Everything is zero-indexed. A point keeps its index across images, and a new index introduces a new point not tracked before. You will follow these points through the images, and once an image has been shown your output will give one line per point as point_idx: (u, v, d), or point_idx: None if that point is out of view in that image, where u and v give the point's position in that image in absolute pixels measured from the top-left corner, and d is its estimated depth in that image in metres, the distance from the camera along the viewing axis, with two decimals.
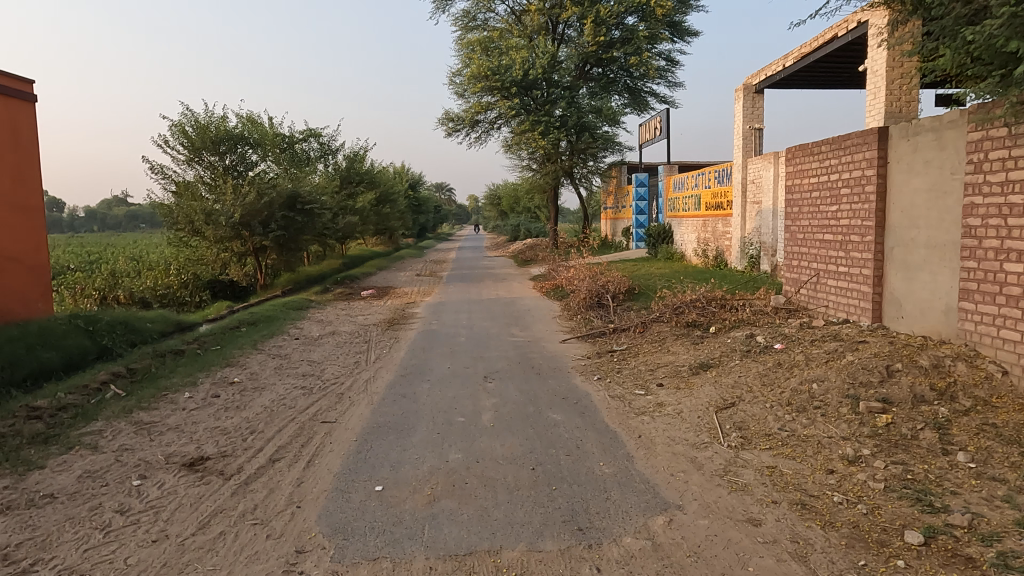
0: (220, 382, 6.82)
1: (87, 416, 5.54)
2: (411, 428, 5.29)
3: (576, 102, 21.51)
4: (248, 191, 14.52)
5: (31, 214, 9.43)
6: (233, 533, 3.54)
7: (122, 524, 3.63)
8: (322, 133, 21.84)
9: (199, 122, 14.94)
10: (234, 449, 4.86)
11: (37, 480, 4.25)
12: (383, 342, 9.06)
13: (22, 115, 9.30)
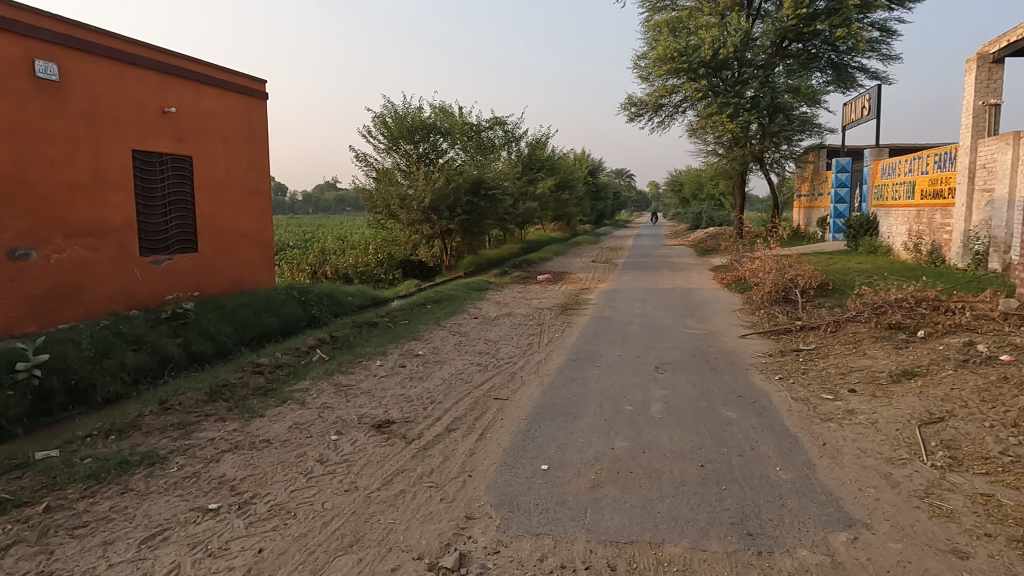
0: (407, 353, 7.42)
1: (298, 375, 6.33)
2: (579, 412, 5.35)
3: (770, 81, 20.06)
4: (438, 177, 15.51)
5: (260, 197, 10.90)
6: (411, 492, 3.85)
7: (321, 472, 4.10)
8: (507, 121, 22.61)
9: (398, 113, 16.23)
10: (415, 416, 5.26)
11: (258, 426, 4.95)
12: (556, 326, 9.23)
13: (256, 110, 10.76)
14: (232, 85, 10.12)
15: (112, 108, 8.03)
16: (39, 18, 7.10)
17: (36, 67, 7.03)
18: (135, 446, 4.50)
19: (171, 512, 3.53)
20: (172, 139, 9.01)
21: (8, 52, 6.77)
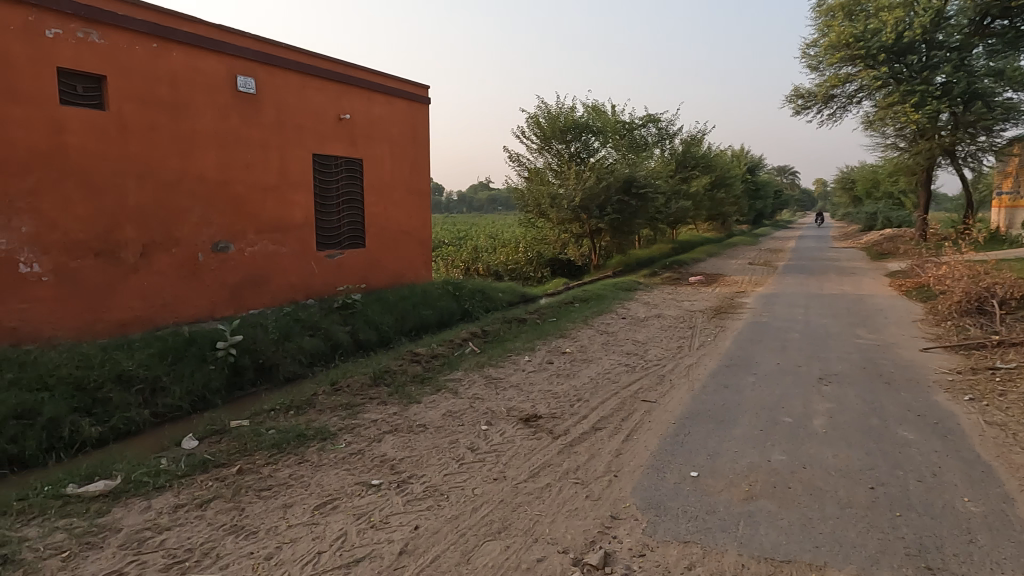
0: (555, 350, 7.50)
1: (452, 366, 6.64)
2: (732, 420, 5.11)
3: (967, 65, 17.79)
4: (589, 176, 15.50)
5: (420, 196, 11.54)
6: (557, 486, 3.90)
7: (472, 460, 4.28)
8: (661, 118, 22.07)
9: (551, 113, 16.46)
10: (562, 412, 5.32)
11: (415, 411, 5.26)
12: (708, 330, 8.88)
13: (419, 114, 11.41)
14: (398, 91, 10.81)
15: (297, 117, 8.92)
16: (241, 40, 8.07)
17: (238, 82, 8.00)
18: (310, 421, 4.97)
19: (340, 484, 3.87)
20: (345, 143, 9.81)
21: (217, 71, 7.76)
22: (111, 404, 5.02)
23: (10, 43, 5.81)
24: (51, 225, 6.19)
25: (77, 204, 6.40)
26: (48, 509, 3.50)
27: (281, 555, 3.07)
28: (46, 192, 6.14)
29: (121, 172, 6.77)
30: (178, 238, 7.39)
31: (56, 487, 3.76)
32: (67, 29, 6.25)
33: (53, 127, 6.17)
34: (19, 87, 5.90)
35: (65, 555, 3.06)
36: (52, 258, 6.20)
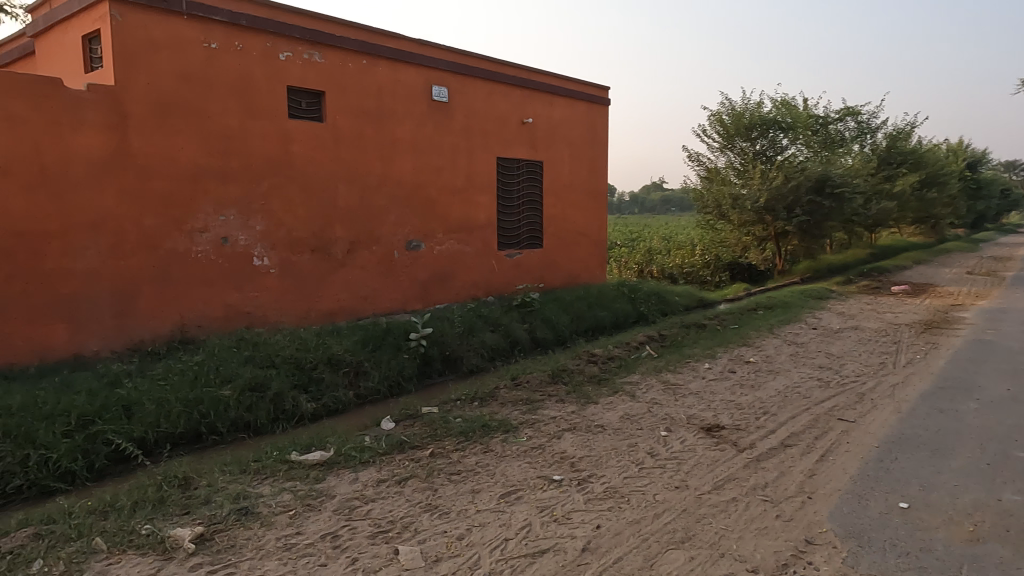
0: (737, 359, 7.15)
1: (629, 368, 6.59)
2: (950, 450, 4.52)
3: None
4: (776, 175, 14.50)
5: (598, 198, 11.58)
6: (744, 502, 3.71)
7: (652, 465, 4.21)
8: (862, 111, 20.03)
9: (736, 110, 15.71)
10: (747, 425, 5.05)
11: (593, 412, 5.30)
12: (917, 346, 7.93)
13: (598, 116, 11.45)
14: (579, 94, 10.94)
15: (484, 122, 9.37)
16: (437, 52, 8.65)
17: (433, 92, 8.59)
18: (493, 413, 5.21)
19: (523, 476, 4.01)
20: (527, 146, 10.13)
21: (415, 82, 8.39)
22: (323, 383, 5.63)
23: (252, 67, 6.75)
24: (279, 224, 7.09)
25: (299, 206, 7.27)
26: (276, 472, 4.03)
27: (471, 537, 3.26)
28: (276, 195, 7.05)
29: (334, 177, 7.57)
30: (378, 237, 8.10)
31: (283, 453, 4.30)
32: (296, 52, 7.12)
33: (282, 139, 7.07)
34: (258, 104, 6.83)
35: (291, 513, 3.50)
36: (278, 253, 7.10)
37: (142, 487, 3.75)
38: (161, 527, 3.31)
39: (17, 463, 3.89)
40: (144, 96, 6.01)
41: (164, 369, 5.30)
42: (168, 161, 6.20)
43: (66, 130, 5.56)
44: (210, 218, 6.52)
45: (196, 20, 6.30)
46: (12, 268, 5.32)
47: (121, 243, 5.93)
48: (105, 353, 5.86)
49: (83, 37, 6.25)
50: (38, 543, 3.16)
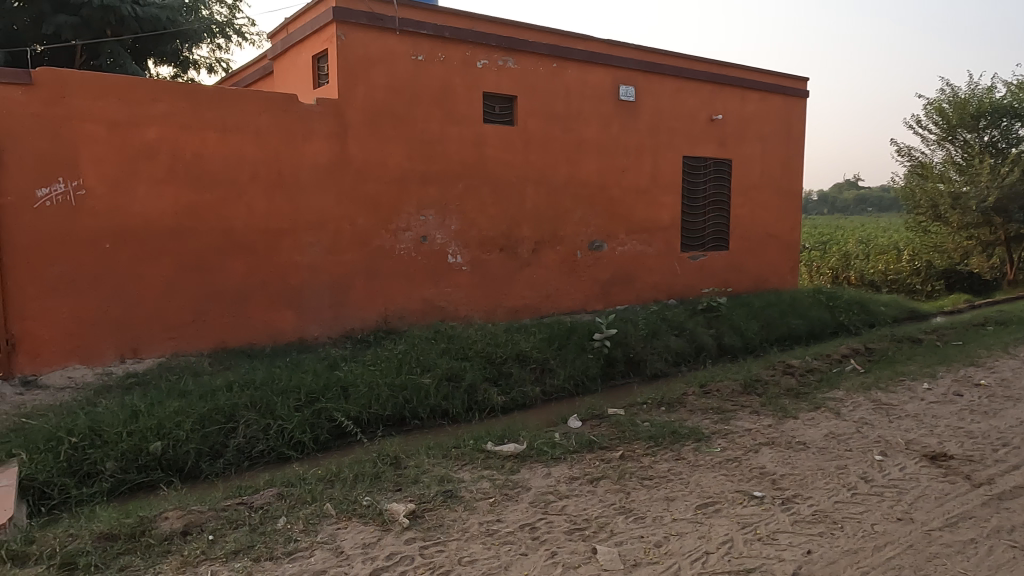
0: (964, 381, 6.27)
1: (831, 383, 6.06)
2: None
3: None
4: (1009, 170, 12.63)
5: (792, 197, 10.79)
6: (986, 545, 3.24)
7: (867, 492, 3.83)
8: None
9: (958, 97, 13.74)
10: (983, 457, 4.41)
11: (793, 427, 4.94)
12: None
13: (795, 109, 10.67)
14: (774, 87, 10.27)
15: (671, 121, 9.14)
16: (625, 51, 8.58)
17: (620, 91, 8.53)
18: (683, 420, 5.06)
19: (720, 488, 3.84)
20: (716, 144, 9.71)
21: (603, 82, 8.39)
22: (512, 378, 5.83)
23: (453, 76, 7.17)
24: (471, 223, 7.46)
25: (490, 206, 7.60)
26: (474, 460, 4.24)
27: (670, 545, 3.19)
28: (470, 196, 7.43)
29: (523, 179, 7.82)
30: (562, 237, 8.23)
31: (479, 443, 4.52)
32: (492, 59, 7.44)
33: (477, 143, 7.43)
34: (456, 111, 7.24)
35: (491, 500, 3.66)
36: (470, 251, 7.48)
37: (360, 462, 4.14)
38: (379, 500, 3.63)
39: (260, 430, 4.47)
40: (361, 107, 6.62)
41: (373, 356, 5.82)
42: (379, 166, 6.78)
43: (299, 140, 6.30)
44: (412, 218, 7.04)
45: (406, 35, 6.81)
46: (254, 261, 6.14)
47: (339, 240, 6.60)
48: (323, 338, 6.56)
49: (313, 57, 7.04)
50: (281, 502, 3.60)
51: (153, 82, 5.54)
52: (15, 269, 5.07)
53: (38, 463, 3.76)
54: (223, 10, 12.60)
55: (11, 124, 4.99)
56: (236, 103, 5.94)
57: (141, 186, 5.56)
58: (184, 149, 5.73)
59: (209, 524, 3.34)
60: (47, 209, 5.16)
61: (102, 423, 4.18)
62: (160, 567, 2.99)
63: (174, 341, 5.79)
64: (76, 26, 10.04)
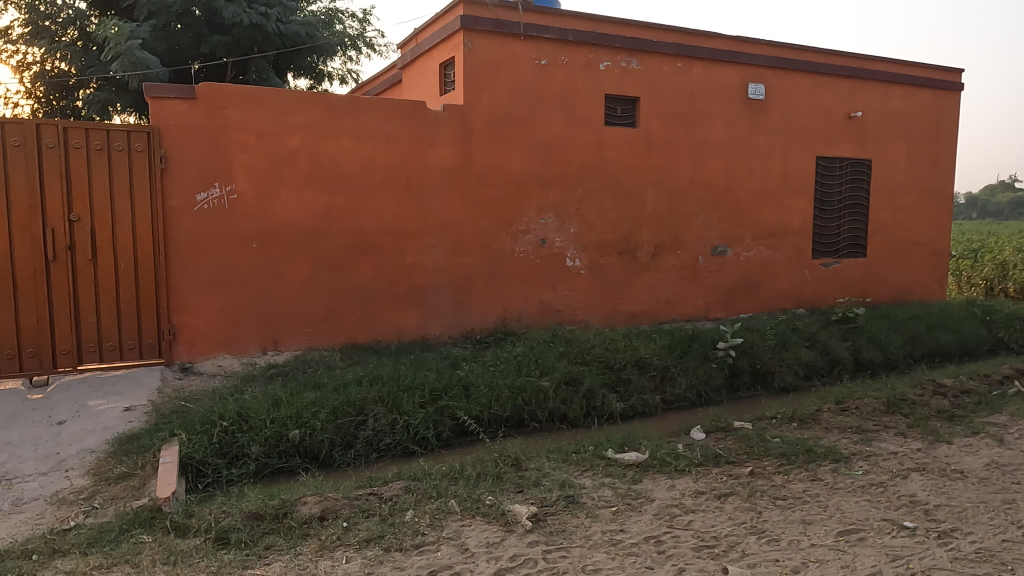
0: None
1: (991, 407, 5.45)
2: None
3: None
4: None
5: (941, 200, 9.84)
6: None
7: None
8: None
9: None
10: None
11: (946, 453, 4.48)
12: None
13: (947, 104, 9.73)
14: (923, 80, 9.42)
15: (804, 119, 8.62)
16: (754, 48, 8.20)
17: (749, 90, 8.15)
18: (817, 438, 4.73)
19: (864, 515, 3.55)
20: (853, 143, 9.05)
21: (730, 81, 8.06)
22: (631, 384, 5.70)
23: (575, 78, 7.15)
24: (590, 227, 7.40)
25: (609, 210, 7.50)
26: (595, 466, 4.19)
27: (809, 572, 2.98)
28: (589, 200, 7.37)
29: (644, 182, 7.66)
30: (683, 241, 7.98)
31: (599, 449, 4.46)
32: (615, 61, 7.35)
33: (598, 145, 7.36)
34: (578, 113, 7.22)
35: (614, 508, 3.59)
36: (589, 255, 7.42)
37: (482, 461, 4.20)
38: (501, 500, 3.67)
39: (387, 424, 4.65)
40: (485, 112, 6.75)
41: (493, 357, 5.91)
42: (500, 170, 6.89)
43: (426, 146, 6.52)
44: (531, 221, 7.08)
45: (530, 40, 6.87)
46: (383, 261, 6.42)
47: (461, 242, 6.76)
48: (444, 337, 6.74)
49: (440, 65, 7.27)
50: (408, 495, 3.73)
51: (297, 94, 5.93)
52: (178, 266, 5.60)
53: (195, 443, 4.12)
54: (355, 24, 13.31)
55: (177, 135, 5.52)
56: (370, 111, 6.24)
57: (284, 190, 5.97)
58: (322, 156, 6.09)
59: (343, 511, 3.51)
60: (205, 211, 5.66)
61: (248, 409, 4.51)
62: (301, 548, 3.18)
63: (310, 336, 6.16)
64: (228, 44, 10.93)
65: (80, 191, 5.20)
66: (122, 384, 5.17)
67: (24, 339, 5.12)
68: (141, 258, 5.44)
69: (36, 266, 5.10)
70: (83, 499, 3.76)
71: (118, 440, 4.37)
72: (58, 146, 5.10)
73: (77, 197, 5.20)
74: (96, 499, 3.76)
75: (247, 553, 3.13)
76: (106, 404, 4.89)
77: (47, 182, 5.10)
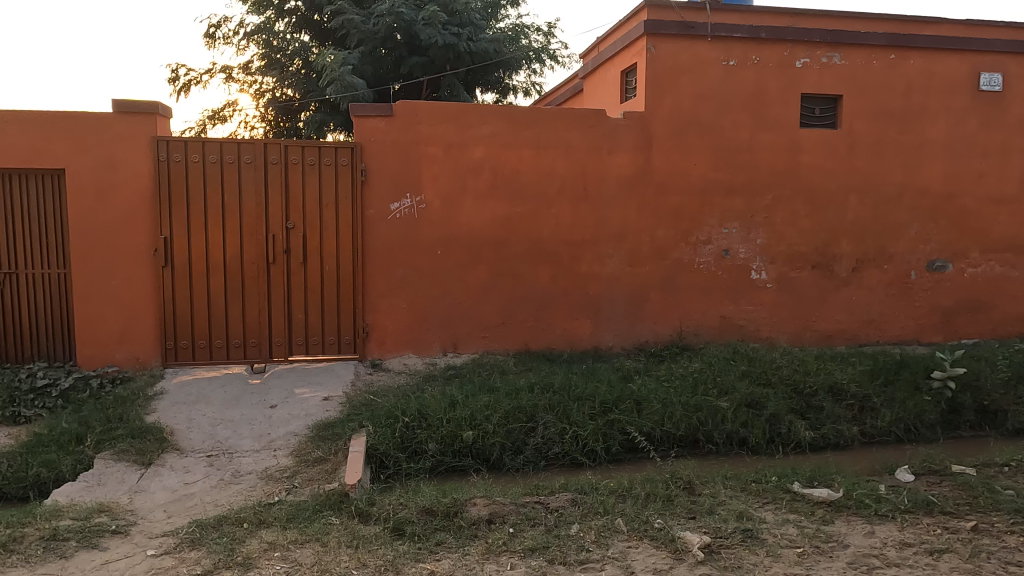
0: None
1: None
2: None
3: None
4: None
5: None
6: None
7: None
8: None
9: None
10: None
11: None
12: None
13: None
14: None
15: None
16: (988, 31, 7.08)
17: (983, 81, 7.04)
18: None
19: None
20: None
21: (958, 71, 7.01)
22: (824, 412, 5.15)
23: (768, 78, 6.67)
24: (780, 237, 6.85)
25: (803, 219, 6.89)
26: (778, 500, 3.83)
27: None
28: (780, 208, 6.83)
29: (845, 188, 6.93)
30: (891, 254, 7.09)
31: (784, 481, 4.07)
32: (814, 57, 6.74)
33: (792, 149, 6.80)
34: (769, 116, 6.72)
35: (800, 550, 3.25)
36: (778, 268, 6.87)
37: (652, 481, 4.02)
38: (671, 525, 3.49)
39: (557, 432, 4.65)
40: (667, 118, 6.54)
41: (667, 372, 5.67)
42: (682, 177, 6.62)
43: (605, 154, 6.46)
44: (714, 230, 6.72)
45: (718, 40, 6.54)
46: (558, 269, 6.47)
47: (638, 252, 6.60)
48: (617, 348, 6.62)
49: (622, 72, 7.19)
50: (574, 508, 3.67)
51: (482, 107, 6.17)
52: (372, 269, 6.08)
53: (380, 435, 4.43)
54: (540, 37, 13.69)
55: (376, 150, 6.01)
56: (550, 121, 6.32)
57: (467, 200, 6.24)
58: (504, 166, 6.28)
59: (510, 516, 3.55)
60: (397, 220, 6.09)
61: (427, 407, 4.75)
62: (469, 549, 3.27)
63: (487, 340, 6.38)
64: (424, 64, 11.77)
65: (295, 202, 5.86)
66: (322, 375, 5.73)
67: (248, 330, 5.88)
68: (342, 262, 6.00)
69: (259, 267, 5.84)
70: (286, 477, 4.21)
71: (317, 426, 4.83)
72: (280, 161, 5.80)
73: (293, 207, 5.87)
74: (296, 478, 4.18)
75: (419, 546, 3.28)
76: (309, 393, 5.44)
77: (270, 193, 5.81)
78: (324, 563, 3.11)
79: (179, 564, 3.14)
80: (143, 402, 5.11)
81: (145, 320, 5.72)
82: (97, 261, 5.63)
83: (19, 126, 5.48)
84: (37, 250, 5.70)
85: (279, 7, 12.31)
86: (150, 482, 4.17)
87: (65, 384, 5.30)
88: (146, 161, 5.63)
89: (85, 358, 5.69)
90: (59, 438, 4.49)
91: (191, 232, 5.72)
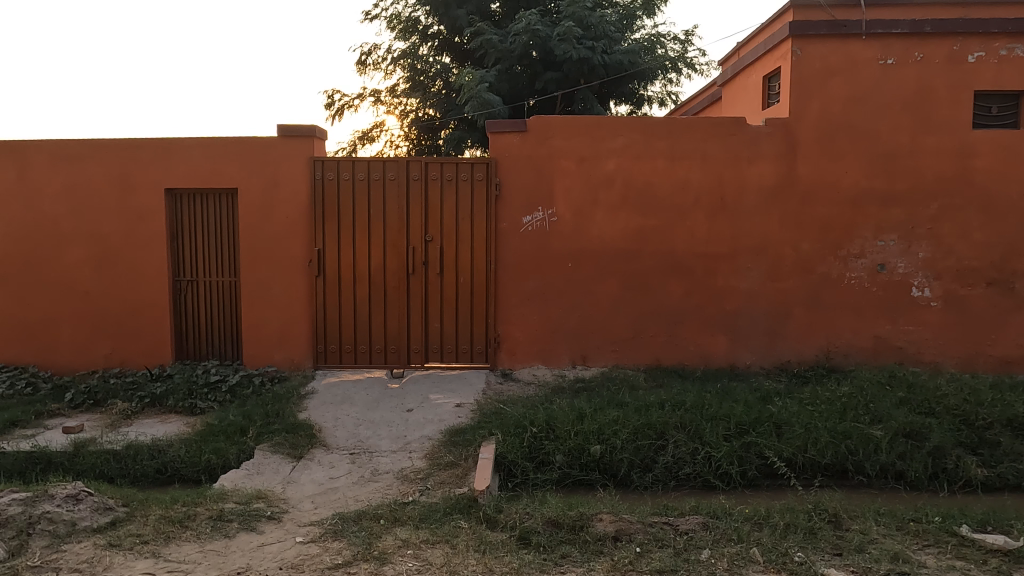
0: None
1: None
2: None
3: None
4: None
5: None
6: None
7: None
8: None
9: None
10: None
11: None
12: None
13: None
14: None
15: None
16: None
17: None
18: None
19: None
20: None
21: None
22: (1001, 448, 4.55)
23: (933, 76, 6.07)
24: (947, 251, 6.18)
25: (976, 231, 6.17)
26: (942, 543, 3.43)
27: None
28: (947, 218, 6.17)
29: None
30: None
31: (950, 523, 3.64)
32: (991, 50, 6.04)
33: (961, 153, 6.13)
34: (935, 117, 6.11)
35: None
36: (943, 284, 6.20)
37: (793, 510, 3.76)
38: (813, 561, 3.25)
39: (689, 452, 4.48)
40: (814, 123, 6.14)
41: (812, 395, 5.29)
42: (831, 186, 6.18)
43: (745, 164, 6.18)
44: (868, 243, 6.20)
45: (874, 38, 6.05)
46: (692, 283, 6.26)
47: (780, 266, 6.23)
48: (756, 367, 6.28)
49: (764, 77, 6.86)
50: (705, 532, 3.52)
51: (615, 119, 6.14)
52: (504, 281, 6.23)
53: (509, 443, 4.52)
54: (677, 46, 13.42)
55: (511, 164, 6.16)
56: (686, 131, 6.16)
57: (599, 212, 6.23)
58: (637, 177, 6.20)
59: (637, 535, 3.46)
60: (529, 232, 6.20)
61: (555, 418, 4.76)
62: (594, 564, 3.25)
63: (617, 354, 6.30)
64: (558, 79, 11.92)
65: (434, 216, 6.16)
66: (456, 383, 5.94)
67: (388, 337, 6.23)
68: (476, 274, 6.20)
69: (400, 277, 6.18)
70: (420, 478, 4.40)
71: (449, 432, 5.01)
72: (420, 178, 6.12)
73: (432, 221, 6.16)
74: (430, 480, 4.36)
75: (544, 557, 3.30)
76: (442, 399, 5.66)
77: (411, 209, 6.15)
78: (453, 564, 3.22)
79: (323, 552, 3.38)
80: (297, 400, 5.58)
81: (299, 325, 6.24)
82: (261, 270, 6.23)
83: (203, 151, 6.22)
84: (215, 260, 6.42)
85: (422, 32, 13.17)
86: (300, 474, 4.53)
87: (233, 380, 5.90)
88: (304, 180, 6.16)
89: (251, 358, 6.29)
90: (226, 428, 5.01)
91: (341, 245, 6.17)
